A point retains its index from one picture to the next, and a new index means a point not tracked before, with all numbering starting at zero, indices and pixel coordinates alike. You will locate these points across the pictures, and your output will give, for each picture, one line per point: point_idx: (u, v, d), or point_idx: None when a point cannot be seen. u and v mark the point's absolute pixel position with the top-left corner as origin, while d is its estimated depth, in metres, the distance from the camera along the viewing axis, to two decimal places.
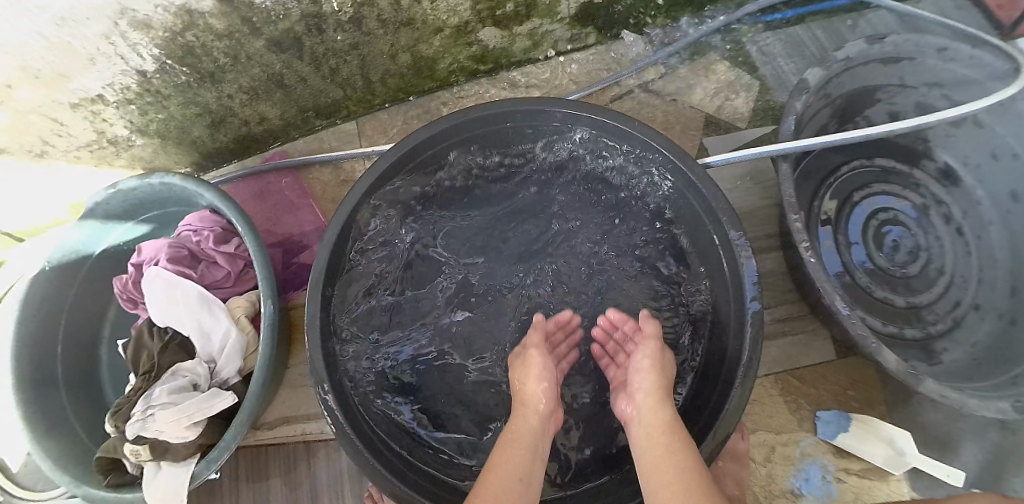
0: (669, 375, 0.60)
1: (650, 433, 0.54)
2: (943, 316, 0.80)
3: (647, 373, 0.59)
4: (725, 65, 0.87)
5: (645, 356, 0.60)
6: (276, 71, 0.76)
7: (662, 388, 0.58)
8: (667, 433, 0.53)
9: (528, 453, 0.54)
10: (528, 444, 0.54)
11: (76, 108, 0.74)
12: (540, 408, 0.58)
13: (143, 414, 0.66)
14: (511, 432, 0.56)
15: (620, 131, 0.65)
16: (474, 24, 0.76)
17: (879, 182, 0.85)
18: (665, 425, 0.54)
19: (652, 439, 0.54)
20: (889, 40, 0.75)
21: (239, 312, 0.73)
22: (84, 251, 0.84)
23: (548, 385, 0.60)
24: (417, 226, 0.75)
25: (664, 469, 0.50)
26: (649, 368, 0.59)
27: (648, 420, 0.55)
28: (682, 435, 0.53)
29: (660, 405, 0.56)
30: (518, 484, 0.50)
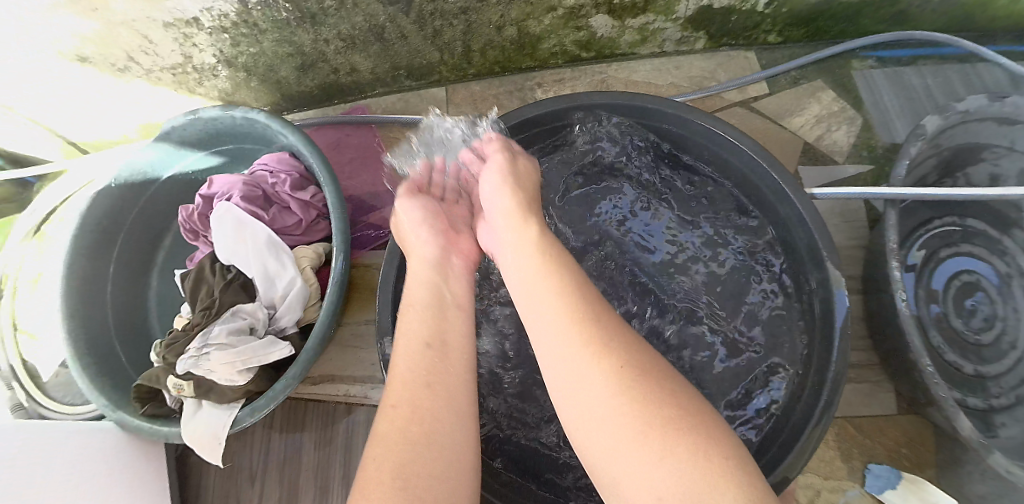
0: (516, 182, 0.58)
1: (515, 257, 0.50)
2: (1008, 391, 0.74)
3: (501, 192, 0.57)
4: (830, 94, 0.84)
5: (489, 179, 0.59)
6: (379, 23, 0.73)
7: (514, 205, 0.55)
8: (526, 245, 0.50)
9: (426, 307, 0.49)
10: (425, 305, 0.49)
11: (169, 28, 0.72)
12: (426, 256, 0.55)
13: (197, 351, 0.65)
14: (408, 297, 0.51)
15: (709, 132, 0.64)
16: (589, 9, 0.73)
17: (966, 242, 0.82)
18: (518, 242, 0.50)
19: (517, 260, 0.49)
20: (1010, 101, 0.70)
21: (305, 263, 0.71)
22: (152, 173, 0.83)
23: (425, 223, 0.59)
24: None
25: (539, 300, 0.44)
26: (503, 185, 0.57)
27: (512, 239, 0.52)
28: (546, 244, 0.49)
29: (524, 219, 0.53)
30: (427, 355, 0.44)
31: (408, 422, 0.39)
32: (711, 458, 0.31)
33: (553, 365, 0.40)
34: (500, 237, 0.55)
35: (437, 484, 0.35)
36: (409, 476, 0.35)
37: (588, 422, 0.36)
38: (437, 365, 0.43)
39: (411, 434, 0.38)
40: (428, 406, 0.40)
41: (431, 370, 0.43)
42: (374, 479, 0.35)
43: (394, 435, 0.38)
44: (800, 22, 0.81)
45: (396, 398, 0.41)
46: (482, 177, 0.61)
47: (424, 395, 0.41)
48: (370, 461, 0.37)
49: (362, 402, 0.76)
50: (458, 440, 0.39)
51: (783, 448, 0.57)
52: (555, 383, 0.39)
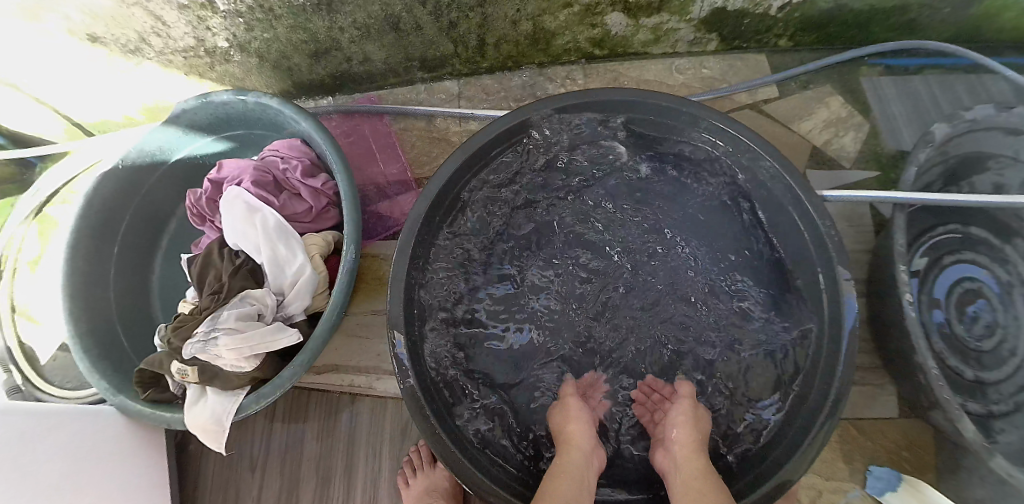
0: (702, 430, 0.60)
1: (686, 482, 0.53)
2: (1006, 398, 0.76)
3: (683, 426, 0.59)
4: (839, 100, 0.85)
5: (681, 411, 0.61)
6: (395, 13, 0.73)
7: (696, 441, 0.58)
8: (705, 483, 0.52)
9: (581, 491, 0.53)
10: (576, 480, 0.54)
11: (184, 10, 0.72)
12: (584, 447, 0.57)
13: (204, 336, 0.63)
14: (559, 467, 0.55)
15: (726, 135, 0.64)
16: (605, 7, 0.73)
17: (970, 250, 0.83)
18: (698, 470, 0.54)
19: (688, 489, 0.53)
20: (1017, 112, 0.71)
21: (314, 251, 0.71)
22: (161, 156, 0.82)
23: (588, 419, 0.61)
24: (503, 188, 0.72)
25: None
26: (687, 424, 0.59)
27: (687, 466, 0.55)
28: (718, 481, 0.54)
29: (697, 455, 0.56)
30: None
31: None
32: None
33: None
34: (676, 472, 0.56)
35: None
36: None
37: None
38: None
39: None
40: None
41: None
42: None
43: None
44: (810, 27, 0.81)
45: None
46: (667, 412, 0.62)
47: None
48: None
49: (364, 393, 0.75)
50: None
51: (791, 447, 0.58)
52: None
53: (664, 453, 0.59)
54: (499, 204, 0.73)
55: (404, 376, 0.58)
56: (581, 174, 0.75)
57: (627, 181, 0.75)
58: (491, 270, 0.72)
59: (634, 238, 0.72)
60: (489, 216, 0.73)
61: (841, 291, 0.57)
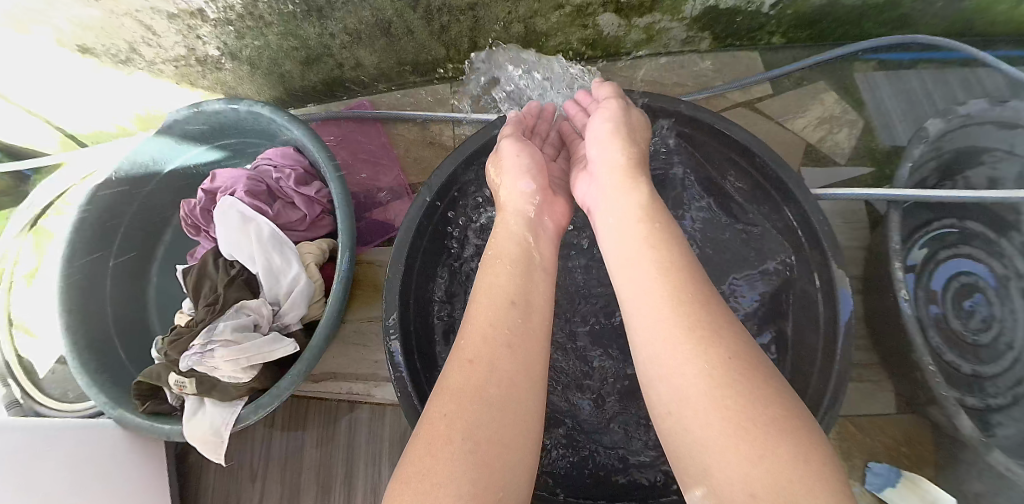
0: (634, 140, 0.58)
1: (620, 215, 0.49)
2: (1005, 391, 0.77)
3: (612, 141, 0.57)
4: (833, 96, 0.85)
5: (605, 126, 0.58)
6: (386, 18, 0.73)
7: (628, 160, 0.55)
8: (638, 208, 0.48)
9: (515, 264, 0.48)
10: (513, 262, 0.49)
11: (173, 20, 0.72)
12: (526, 197, 0.57)
13: (202, 347, 0.63)
14: (496, 249, 0.51)
15: (716, 128, 0.64)
16: (596, 7, 0.73)
17: (967, 245, 0.83)
18: (626, 191, 0.51)
19: (621, 217, 0.49)
20: (1011, 106, 0.72)
21: (309, 259, 0.71)
22: (154, 167, 0.81)
23: (525, 171, 0.60)
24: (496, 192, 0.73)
25: (640, 269, 0.43)
26: (614, 136, 0.57)
27: (618, 190, 0.52)
28: (656, 202, 0.49)
29: (631, 177, 0.52)
30: (512, 315, 0.43)
31: (488, 382, 0.38)
32: (812, 463, 0.30)
33: (642, 335, 0.39)
34: (602, 193, 0.53)
35: (513, 440, 0.36)
36: (478, 439, 0.35)
37: (668, 389, 0.36)
38: (518, 329, 0.43)
39: (487, 396, 0.37)
40: (505, 374, 0.39)
41: (514, 334, 0.42)
42: (446, 434, 0.35)
43: (472, 391, 0.37)
44: (803, 24, 0.81)
45: (472, 352, 0.41)
46: (590, 128, 0.60)
47: (502, 354, 0.40)
48: (447, 409, 0.37)
49: (364, 399, 0.75)
50: (532, 404, 0.39)
51: None
52: (642, 349, 0.39)
53: (592, 182, 0.56)
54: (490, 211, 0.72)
55: (401, 381, 0.57)
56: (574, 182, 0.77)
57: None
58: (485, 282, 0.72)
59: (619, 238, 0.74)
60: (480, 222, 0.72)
61: (836, 285, 0.57)
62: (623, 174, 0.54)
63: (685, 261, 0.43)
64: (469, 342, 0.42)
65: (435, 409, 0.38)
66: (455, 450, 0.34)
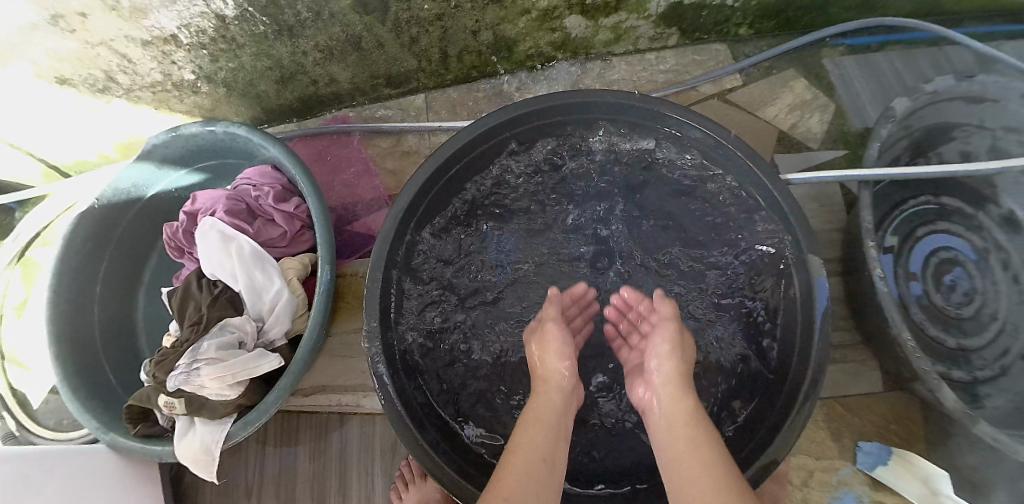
0: (687, 356, 0.59)
1: (674, 430, 0.52)
2: (991, 363, 0.79)
3: (668, 357, 0.58)
4: (803, 83, 0.86)
5: (664, 340, 0.59)
6: (356, 33, 0.74)
7: (682, 376, 0.57)
8: (689, 426, 0.51)
9: (556, 435, 0.52)
10: (552, 423, 0.53)
11: (147, 47, 0.73)
12: (563, 386, 0.58)
13: (187, 366, 0.64)
14: (535, 412, 0.55)
15: (682, 126, 0.65)
16: (562, 10, 0.75)
17: (943, 220, 0.84)
18: (686, 415, 0.52)
19: (675, 431, 0.52)
20: (977, 80, 0.74)
21: (291, 274, 0.72)
22: (136, 193, 0.82)
23: (568, 355, 0.60)
24: (471, 197, 0.73)
25: (691, 474, 0.47)
26: (672, 354, 0.58)
27: (675, 409, 0.54)
28: (709, 423, 0.52)
29: (689, 399, 0.54)
30: (545, 473, 0.48)
31: None
32: None
33: None
34: (657, 408, 0.56)
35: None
36: None
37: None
38: (549, 489, 0.47)
39: None
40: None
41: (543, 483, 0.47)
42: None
43: None
44: (769, 15, 0.82)
45: (506, 491, 0.46)
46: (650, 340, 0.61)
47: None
48: None
49: (355, 411, 0.76)
50: None
51: (776, 424, 0.59)
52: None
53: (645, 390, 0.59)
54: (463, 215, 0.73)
55: (384, 389, 0.58)
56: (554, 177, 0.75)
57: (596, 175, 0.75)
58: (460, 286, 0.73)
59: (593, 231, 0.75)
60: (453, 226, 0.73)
61: (812, 274, 0.58)
62: (678, 389, 0.55)
63: (734, 473, 0.46)
64: (502, 483, 0.47)
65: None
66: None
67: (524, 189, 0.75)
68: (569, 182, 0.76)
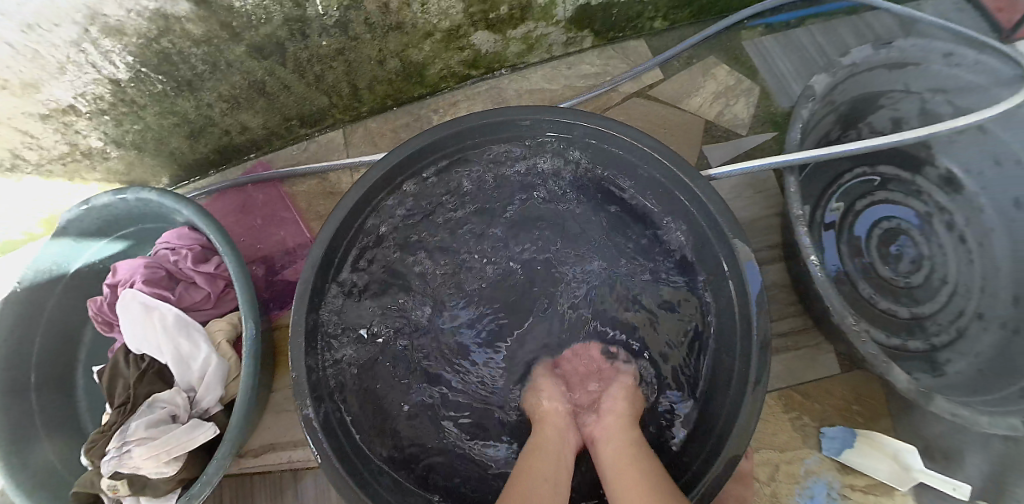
0: (638, 407, 0.62)
1: (618, 448, 0.53)
2: (946, 327, 0.79)
3: (620, 399, 0.61)
4: (724, 69, 0.85)
5: (621, 387, 0.63)
6: (258, 79, 0.72)
7: (630, 415, 0.59)
8: (631, 445, 0.54)
9: (560, 462, 0.54)
10: (551, 456, 0.54)
11: (47, 120, 0.69)
12: (559, 423, 0.59)
13: (118, 449, 0.62)
14: (540, 438, 0.57)
15: (597, 133, 0.63)
16: (466, 28, 0.73)
17: (881, 191, 0.84)
18: (628, 436, 0.55)
19: (618, 448, 0.54)
20: (895, 46, 0.73)
21: (220, 337, 0.71)
22: (59, 269, 0.79)
23: (560, 396, 0.64)
24: (395, 224, 0.70)
25: (630, 480, 0.48)
26: (625, 399, 0.61)
27: (618, 432, 0.56)
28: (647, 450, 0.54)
29: (635, 430, 0.57)
30: (546, 488, 0.49)
31: None
32: None
33: None
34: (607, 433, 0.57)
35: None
36: None
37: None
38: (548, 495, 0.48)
39: None
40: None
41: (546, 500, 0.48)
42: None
43: None
44: (680, 5, 0.81)
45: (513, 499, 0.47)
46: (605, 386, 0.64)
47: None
48: None
49: (309, 464, 0.74)
50: None
51: (727, 426, 0.56)
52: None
53: (595, 421, 0.59)
54: (389, 241, 0.71)
55: (319, 445, 0.55)
56: (480, 189, 0.74)
57: (505, 184, 0.73)
58: (396, 312, 0.71)
59: (526, 238, 0.75)
60: (382, 254, 0.70)
61: (742, 261, 0.57)
62: (625, 424, 0.58)
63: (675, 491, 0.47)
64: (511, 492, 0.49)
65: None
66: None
67: (447, 207, 0.73)
68: (479, 194, 0.74)
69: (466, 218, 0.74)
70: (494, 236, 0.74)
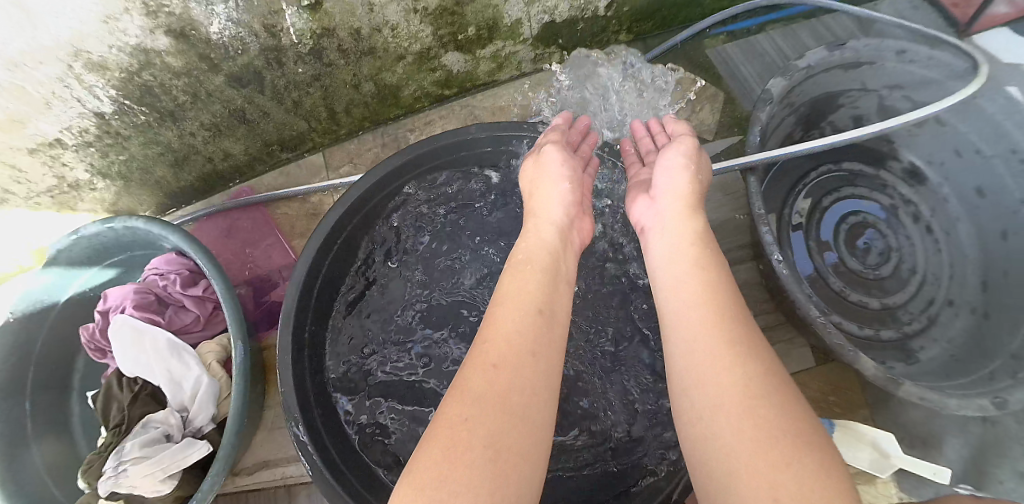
0: (700, 178, 0.58)
1: (683, 237, 0.49)
2: (918, 315, 0.81)
3: (673, 176, 0.56)
4: (689, 77, 0.88)
5: (677, 156, 0.58)
6: (237, 107, 0.75)
7: (692, 196, 0.54)
8: (694, 236, 0.49)
9: (554, 258, 0.50)
10: (542, 269, 0.48)
11: (34, 154, 0.71)
12: (555, 216, 0.56)
13: (114, 472, 0.63)
14: (526, 256, 0.50)
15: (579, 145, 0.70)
16: (437, 50, 0.76)
17: (847, 187, 0.87)
18: (692, 230, 0.50)
19: (680, 245, 0.49)
20: (848, 47, 0.77)
21: (210, 357, 0.73)
22: (50, 299, 0.81)
23: (566, 186, 0.59)
24: (384, 230, 0.73)
25: (689, 287, 0.43)
26: (683, 172, 0.57)
27: (677, 218, 0.52)
28: (710, 238, 0.49)
29: (693, 210, 0.53)
30: (533, 317, 0.42)
31: (518, 384, 0.36)
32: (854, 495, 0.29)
33: (683, 350, 0.39)
34: (662, 216, 0.54)
35: (521, 456, 0.32)
36: (499, 449, 0.32)
37: (708, 411, 0.35)
38: (545, 337, 0.40)
39: (513, 402, 0.34)
40: (529, 385, 0.36)
41: (537, 341, 0.40)
42: (465, 438, 0.32)
43: (494, 397, 0.35)
44: (643, 18, 0.85)
45: (494, 356, 0.38)
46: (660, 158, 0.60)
47: (527, 365, 0.37)
48: (464, 415, 0.34)
49: (302, 480, 0.75)
50: (543, 410, 0.36)
51: None
52: (680, 346, 0.40)
53: (654, 205, 0.56)
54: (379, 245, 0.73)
55: (309, 458, 0.57)
56: (465, 195, 0.77)
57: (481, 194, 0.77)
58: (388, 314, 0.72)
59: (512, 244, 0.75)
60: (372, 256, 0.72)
61: None
62: (687, 210, 0.53)
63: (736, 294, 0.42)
64: (491, 333, 0.41)
65: (449, 409, 0.35)
66: (477, 466, 0.30)
67: (432, 213, 0.76)
68: (465, 201, 0.77)
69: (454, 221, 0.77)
70: (484, 233, 0.76)
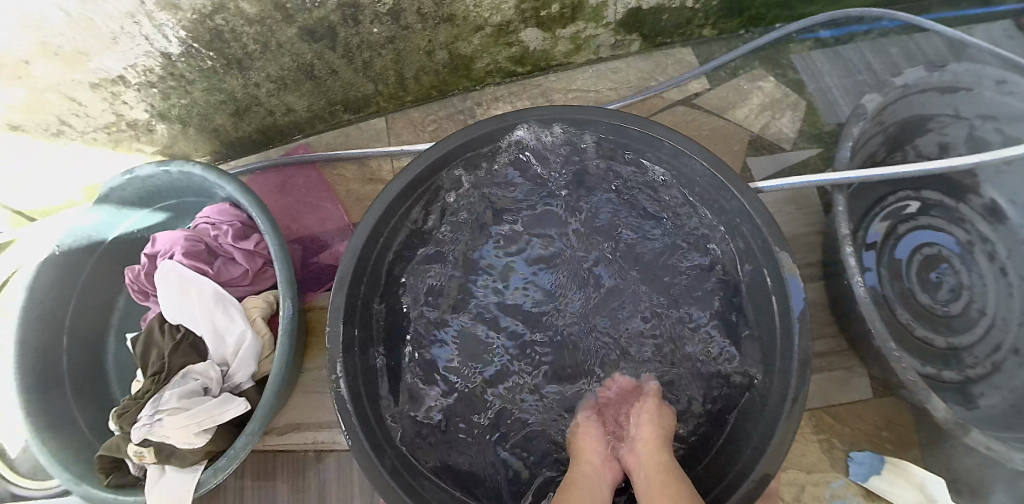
0: (668, 424, 0.59)
1: (649, 476, 0.52)
2: (982, 360, 0.76)
3: (646, 424, 0.58)
4: (771, 81, 0.84)
5: (645, 410, 0.60)
6: (307, 62, 0.73)
7: (660, 437, 0.57)
8: (664, 472, 0.52)
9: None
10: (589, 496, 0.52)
11: (96, 89, 0.69)
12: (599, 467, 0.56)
13: (148, 420, 0.62)
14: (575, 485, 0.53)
15: (668, 147, 0.63)
16: (517, 24, 0.73)
17: (924, 215, 0.83)
18: (659, 463, 0.53)
19: (649, 478, 0.52)
20: (949, 69, 0.72)
21: (255, 313, 0.71)
22: (96, 236, 0.81)
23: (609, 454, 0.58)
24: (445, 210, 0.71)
25: None
26: (651, 424, 0.58)
27: (646, 460, 0.54)
28: (678, 473, 0.52)
29: (664, 453, 0.55)
30: None
31: None
32: None
33: None
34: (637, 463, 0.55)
35: None
36: None
37: None
38: None
39: None
40: None
41: None
42: None
43: None
44: (730, 13, 0.81)
45: None
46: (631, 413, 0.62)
47: None
48: None
49: (332, 447, 0.74)
50: None
51: (760, 445, 0.54)
52: None
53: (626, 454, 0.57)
54: (434, 227, 0.70)
55: (349, 427, 0.54)
56: (527, 187, 0.73)
57: (546, 166, 0.72)
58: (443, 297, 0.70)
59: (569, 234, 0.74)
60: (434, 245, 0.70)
61: (783, 272, 0.56)
62: (655, 448, 0.56)
63: None
64: None
65: None
66: None
67: (492, 197, 0.73)
68: (528, 190, 0.73)
69: (522, 207, 0.73)
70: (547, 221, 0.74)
